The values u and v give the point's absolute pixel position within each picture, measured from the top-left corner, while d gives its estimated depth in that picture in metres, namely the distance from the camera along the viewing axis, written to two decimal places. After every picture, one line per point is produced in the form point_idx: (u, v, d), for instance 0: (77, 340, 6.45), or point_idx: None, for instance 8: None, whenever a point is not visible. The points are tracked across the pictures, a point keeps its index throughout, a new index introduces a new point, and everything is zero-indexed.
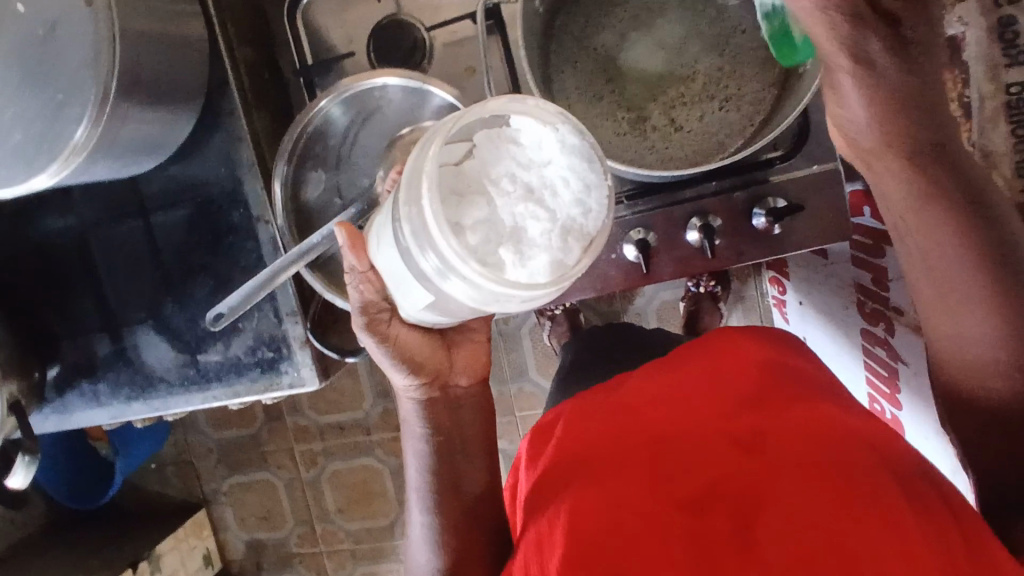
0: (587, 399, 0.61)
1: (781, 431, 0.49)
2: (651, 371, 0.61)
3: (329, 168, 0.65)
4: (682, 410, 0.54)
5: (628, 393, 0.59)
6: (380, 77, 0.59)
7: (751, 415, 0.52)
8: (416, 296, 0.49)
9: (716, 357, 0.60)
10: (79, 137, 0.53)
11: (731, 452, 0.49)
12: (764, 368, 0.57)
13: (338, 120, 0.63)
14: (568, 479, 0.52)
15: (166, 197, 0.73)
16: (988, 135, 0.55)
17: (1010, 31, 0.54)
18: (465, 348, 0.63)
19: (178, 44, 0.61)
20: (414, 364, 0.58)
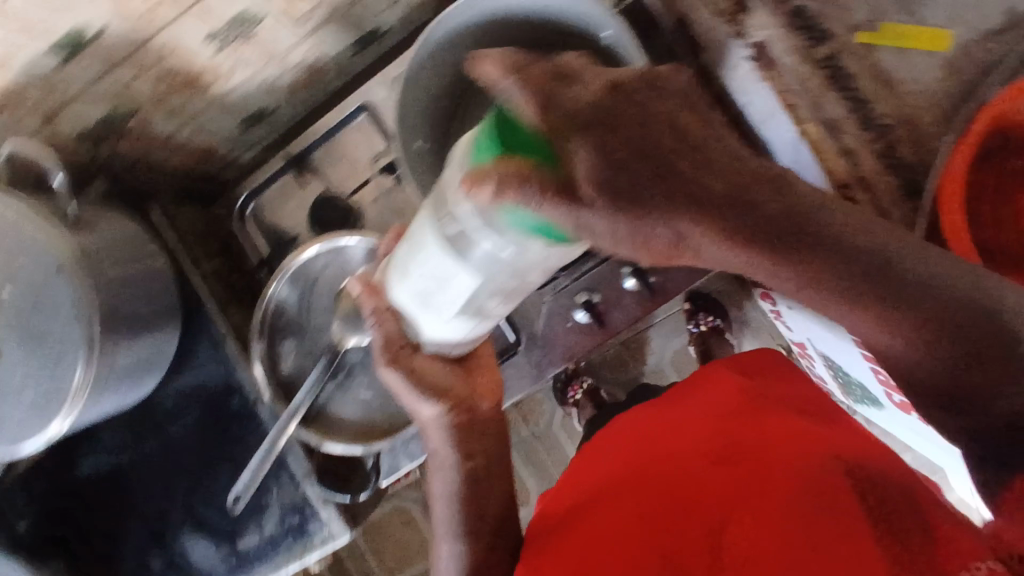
0: (607, 449, 0.71)
1: (748, 447, 0.58)
2: (659, 416, 0.71)
3: (296, 335, 0.73)
4: (677, 440, 0.64)
5: (639, 439, 0.68)
6: (302, 251, 0.68)
7: (727, 437, 0.61)
8: (445, 305, 0.52)
9: (711, 397, 0.70)
10: (79, 377, 0.64)
11: (706, 471, 0.57)
12: (744, 400, 0.67)
13: (291, 294, 0.71)
14: (575, 518, 0.61)
15: (175, 407, 0.82)
16: (823, 106, 0.62)
17: (803, 18, 0.62)
18: (483, 371, 0.65)
19: (146, 277, 0.73)
20: (440, 391, 0.60)
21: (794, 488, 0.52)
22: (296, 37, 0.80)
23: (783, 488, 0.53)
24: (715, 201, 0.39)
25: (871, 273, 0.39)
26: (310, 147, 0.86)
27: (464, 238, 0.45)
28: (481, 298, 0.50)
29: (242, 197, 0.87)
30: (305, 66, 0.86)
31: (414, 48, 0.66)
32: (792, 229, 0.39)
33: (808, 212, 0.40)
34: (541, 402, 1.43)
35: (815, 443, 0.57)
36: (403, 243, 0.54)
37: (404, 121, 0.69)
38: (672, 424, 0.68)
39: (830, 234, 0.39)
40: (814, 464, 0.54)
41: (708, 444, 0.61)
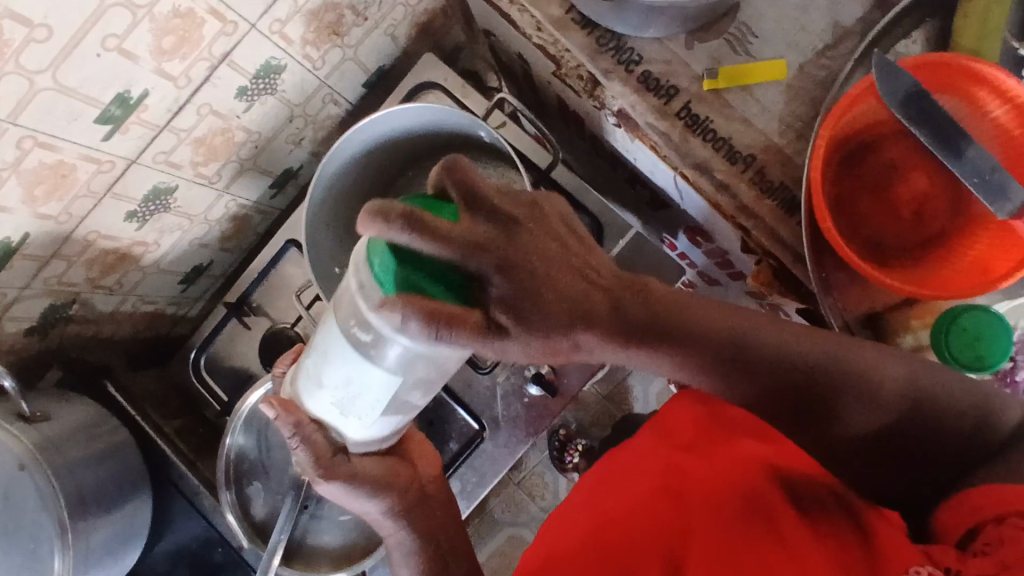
0: (569, 497, 0.66)
1: (707, 495, 0.57)
2: (613, 455, 0.66)
3: (262, 476, 0.74)
4: (635, 479, 0.60)
5: (598, 486, 0.63)
6: (244, 399, 0.70)
7: (687, 484, 0.58)
8: (368, 410, 0.54)
9: (660, 427, 0.65)
10: (58, 564, 0.66)
11: (673, 523, 0.55)
12: (697, 424, 0.63)
13: (250, 441, 0.73)
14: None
15: (163, 571, 0.82)
16: (690, 150, 0.67)
17: (651, 80, 0.67)
18: (416, 452, 0.66)
19: (109, 452, 0.76)
20: (385, 481, 0.60)
21: (765, 542, 0.52)
22: (213, 195, 0.86)
23: (749, 540, 0.52)
24: (620, 308, 0.49)
25: (730, 355, 0.53)
26: (248, 291, 0.90)
27: (382, 344, 0.49)
28: (405, 395, 0.54)
29: (193, 351, 0.91)
30: (229, 217, 0.92)
31: (313, 177, 0.68)
32: (670, 336, 0.51)
33: (662, 310, 0.51)
34: (542, 473, 1.43)
35: (764, 487, 0.57)
36: (312, 355, 0.56)
37: (320, 251, 0.72)
38: (627, 466, 0.62)
39: (701, 338, 0.52)
40: (776, 514, 0.54)
41: (668, 489, 0.58)
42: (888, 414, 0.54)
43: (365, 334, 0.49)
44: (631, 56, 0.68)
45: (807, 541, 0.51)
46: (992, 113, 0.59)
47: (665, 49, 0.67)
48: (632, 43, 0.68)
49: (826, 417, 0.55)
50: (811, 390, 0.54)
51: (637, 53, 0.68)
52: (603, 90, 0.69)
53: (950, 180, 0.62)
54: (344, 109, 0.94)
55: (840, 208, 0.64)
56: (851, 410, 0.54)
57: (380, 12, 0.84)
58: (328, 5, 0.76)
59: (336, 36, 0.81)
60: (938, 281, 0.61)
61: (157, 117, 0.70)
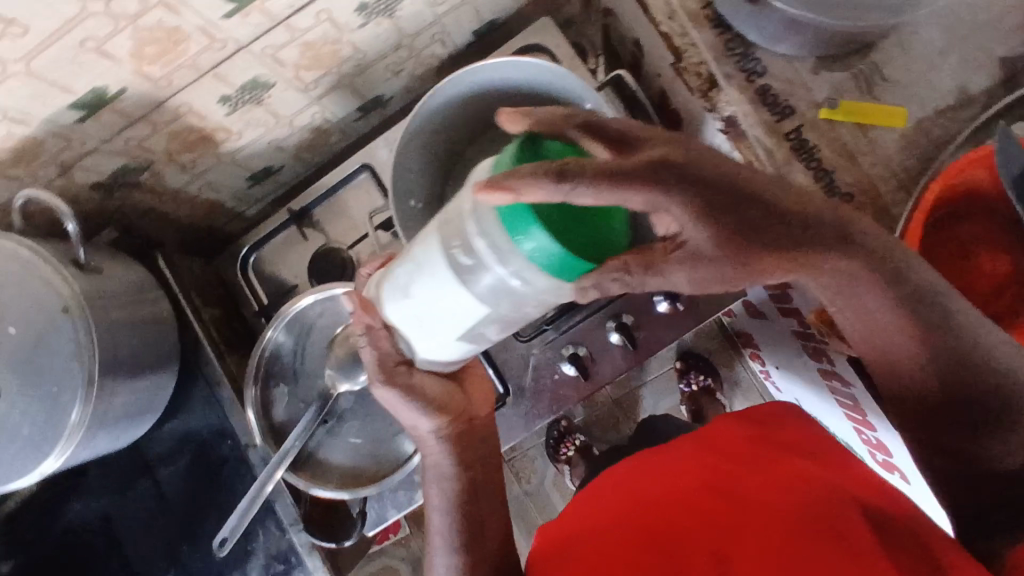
0: (625, 473, 0.67)
1: (762, 483, 0.57)
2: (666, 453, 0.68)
3: (289, 381, 0.75)
4: (679, 474, 0.63)
5: (650, 472, 0.65)
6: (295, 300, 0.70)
7: (738, 474, 0.59)
8: (446, 334, 0.52)
9: (708, 442, 0.67)
10: (76, 416, 0.67)
11: (723, 500, 0.56)
12: (752, 439, 0.66)
13: (287, 343, 0.74)
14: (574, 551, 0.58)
15: (167, 451, 0.84)
16: (790, 173, 0.66)
17: (770, 95, 0.67)
18: (470, 380, 0.67)
19: (149, 321, 0.77)
20: (439, 404, 0.61)
21: (808, 517, 0.52)
22: (304, 102, 0.86)
23: (799, 516, 0.52)
24: (824, 260, 0.47)
25: (931, 320, 0.47)
26: (313, 203, 0.91)
27: (482, 274, 0.45)
28: (480, 329, 0.52)
29: (245, 248, 0.91)
30: (312, 128, 0.92)
31: (417, 106, 0.71)
32: (816, 263, 0.48)
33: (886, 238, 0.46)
34: (535, 461, 1.43)
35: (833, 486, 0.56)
36: (405, 263, 0.53)
37: (402, 179, 0.73)
38: (684, 460, 0.64)
39: (848, 278, 0.49)
40: (820, 496, 0.54)
41: (715, 477, 0.59)
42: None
43: (468, 260, 0.45)
44: (756, 66, 0.67)
45: (860, 528, 0.51)
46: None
47: (791, 68, 0.67)
48: (760, 54, 0.67)
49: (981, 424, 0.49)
50: (971, 395, 0.48)
51: (762, 65, 0.67)
52: (718, 93, 0.68)
53: (1023, 268, 0.65)
54: (448, 53, 0.94)
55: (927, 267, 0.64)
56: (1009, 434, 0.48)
57: None
58: None
59: None
60: None
61: (279, 9, 0.70)
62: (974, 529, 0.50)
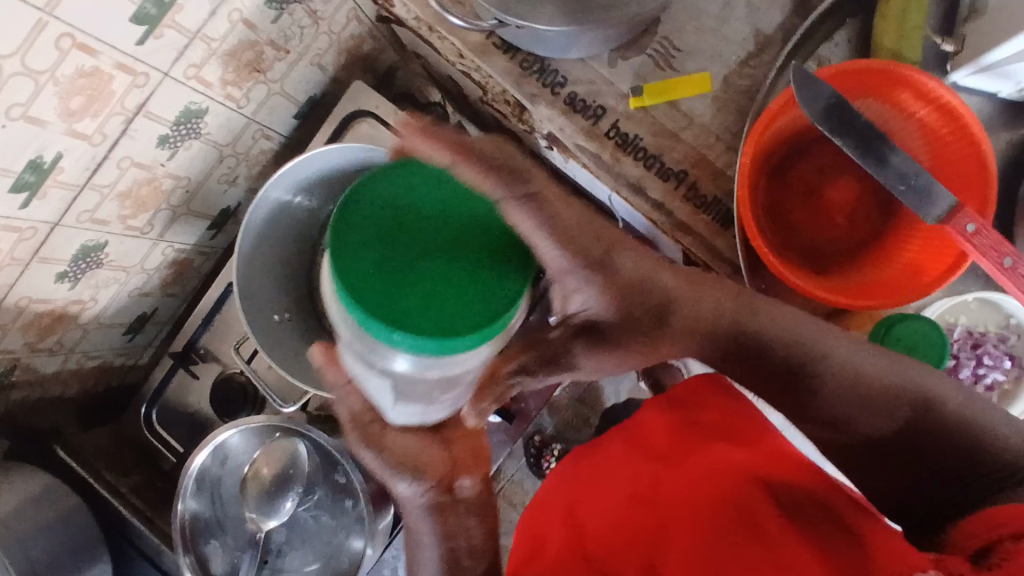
0: (565, 490, 0.65)
1: (688, 500, 0.57)
2: (599, 462, 0.66)
3: (218, 535, 0.70)
4: (622, 485, 0.62)
5: (587, 488, 0.63)
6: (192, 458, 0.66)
7: (665, 487, 0.59)
8: (408, 392, 0.51)
9: (639, 434, 0.66)
10: None
11: (662, 528, 0.56)
12: (673, 433, 0.63)
13: (201, 501, 0.69)
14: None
15: None
16: (623, 170, 0.66)
17: (579, 101, 0.66)
18: (460, 439, 0.55)
19: (62, 517, 0.74)
20: (416, 463, 0.52)
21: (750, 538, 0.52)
22: (147, 244, 0.83)
23: (726, 540, 0.53)
24: (698, 315, 0.53)
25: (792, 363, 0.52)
26: (194, 337, 0.88)
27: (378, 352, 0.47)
28: (420, 387, 0.51)
29: (143, 407, 0.89)
30: (169, 263, 0.90)
31: (247, 214, 0.66)
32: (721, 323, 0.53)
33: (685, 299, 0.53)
34: (521, 484, 1.42)
35: (745, 485, 0.56)
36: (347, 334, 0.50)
37: (260, 298, 0.71)
38: (608, 477, 0.64)
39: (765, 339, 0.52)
40: (746, 510, 0.55)
41: (639, 494, 0.60)
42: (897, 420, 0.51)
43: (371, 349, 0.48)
44: (556, 78, 0.67)
45: (794, 541, 0.51)
46: (914, 114, 0.58)
47: (588, 68, 0.66)
48: (556, 65, 0.67)
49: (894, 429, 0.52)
50: (868, 394, 0.51)
51: (561, 75, 0.67)
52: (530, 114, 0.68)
53: (876, 185, 0.63)
54: (277, 143, 0.92)
55: (777, 219, 0.63)
56: (921, 433, 0.51)
57: (302, 44, 0.81)
58: (245, 43, 0.74)
59: (258, 73, 0.79)
60: (882, 287, 0.59)
61: (75, 176, 0.67)
62: (902, 510, 0.55)
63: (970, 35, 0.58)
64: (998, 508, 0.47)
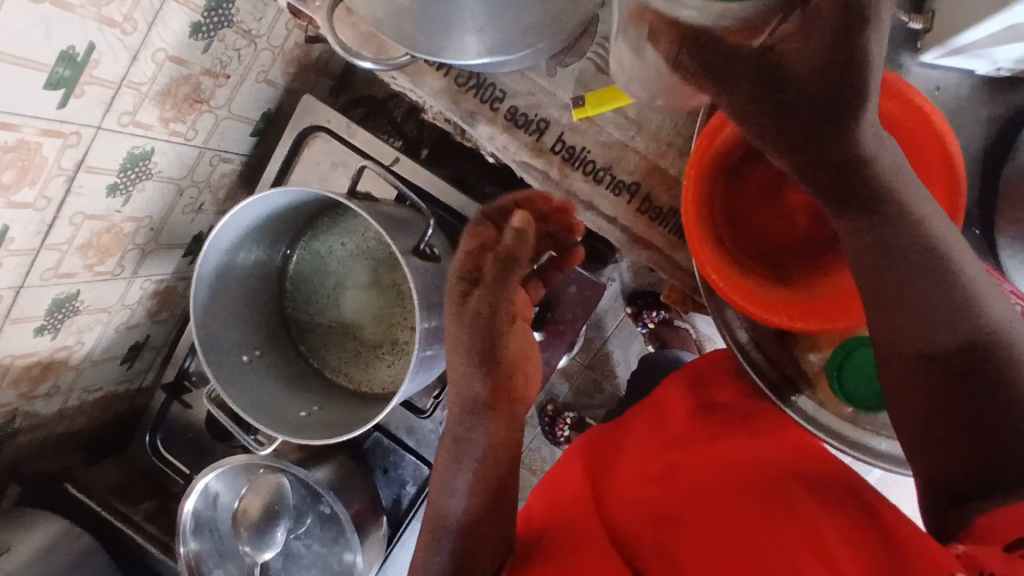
0: (580, 453, 0.65)
1: (707, 471, 0.57)
2: (616, 439, 0.67)
3: (224, 570, 0.74)
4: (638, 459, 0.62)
5: (608, 460, 0.64)
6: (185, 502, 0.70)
7: (683, 458, 0.58)
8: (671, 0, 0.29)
9: (661, 411, 0.66)
10: None
11: (685, 500, 0.54)
12: (695, 415, 0.63)
13: (202, 543, 0.73)
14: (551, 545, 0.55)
15: None
16: (573, 184, 0.63)
17: (519, 115, 0.63)
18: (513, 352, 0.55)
19: (78, 556, 0.78)
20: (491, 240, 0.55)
21: (774, 514, 0.51)
22: (123, 284, 0.84)
23: (747, 515, 0.51)
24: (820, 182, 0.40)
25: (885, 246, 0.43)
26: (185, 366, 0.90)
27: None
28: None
29: (147, 435, 0.92)
30: (151, 295, 0.91)
31: (195, 266, 0.65)
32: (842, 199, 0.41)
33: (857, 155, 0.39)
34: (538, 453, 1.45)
35: (772, 468, 0.55)
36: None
37: (231, 340, 0.72)
38: (630, 450, 0.64)
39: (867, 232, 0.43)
40: (775, 489, 0.53)
41: (655, 466, 0.59)
42: (944, 342, 0.43)
43: None
44: (494, 92, 0.64)
45: (821, 520, 0.50)
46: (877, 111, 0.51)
47: (527, 79, 0.63)
48: (493, 79, 0.63)
49: (951, 331, 0.43)
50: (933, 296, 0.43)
51: (499, 89, 0.63)
52: (474, 132, 0.65)
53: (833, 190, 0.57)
54: (239, 163, 0.90)
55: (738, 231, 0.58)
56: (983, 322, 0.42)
57: (242, 66, 0.78)
58: (180, 79, 0.71)
59: (201, 103, 0.76)
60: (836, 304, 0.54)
61: (29, 242, 0.67)
62: (944, 501, 0.44)
63: (939, 13, 0.53)
64: (999, 508, 0.40)
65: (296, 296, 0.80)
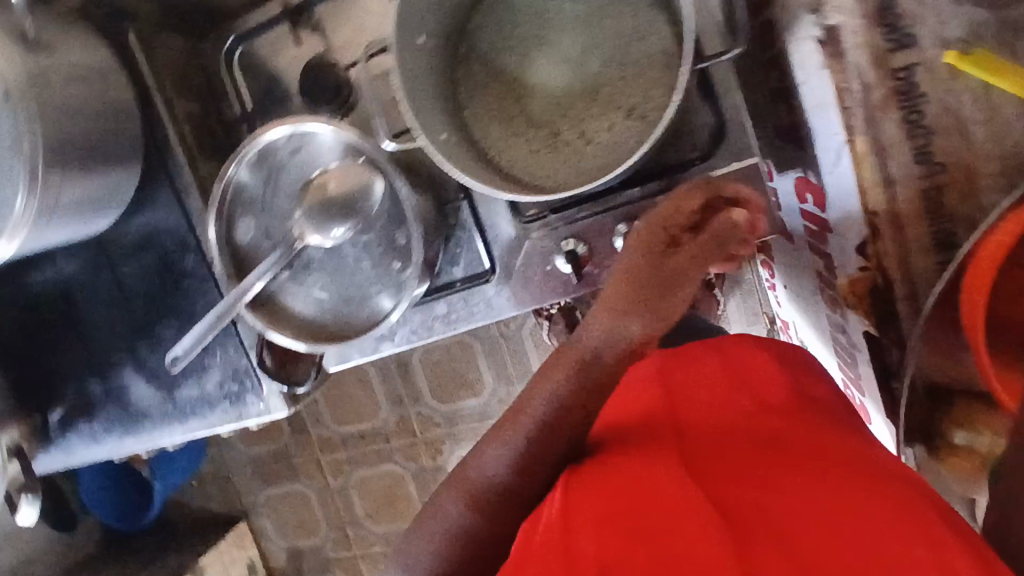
0: (633, 398, 0.58)
1: (798, 452, 0.48)
2: (686, 378, 0.59)
3: (254, 215, 0.68)
4: (719, 444, 0.50)
5: (687, 409, 0.55)
6: (268, 132, 0.63)
7: (783, 450, 0.48)
8: None
9: (739, 369, 0.60)
10: (20, 205, 0.59)
11: (765, 488, 0.44)
12: (791, 409, 0.55)
13: (252, 177, 0.67)
14: (600, 511, 0.45)
15: (130, 249, 0.79)
16: None
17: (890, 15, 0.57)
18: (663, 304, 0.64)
19: (112, 111, 0.67)
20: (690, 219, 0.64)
21: (875, 522, 0.41)
22: None
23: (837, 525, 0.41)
24: None
25: None
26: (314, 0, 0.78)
27: None
28: None
29: (230, 39, 0.80)
30: None
31: None
32: None
33: None
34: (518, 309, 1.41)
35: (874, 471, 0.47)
36: None
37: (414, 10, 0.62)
38: (696, 386, 0.58)
39: None
40: (884, 501, 0.43)
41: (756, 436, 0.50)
42: None
43: None
44: None
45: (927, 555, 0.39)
46: None
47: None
48: None
49: None
50: None
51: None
52: None
53: None
54: None
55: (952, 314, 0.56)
56: None
57: None
58: None
59: None
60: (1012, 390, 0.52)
61: None
62: None
63: None
64: None
65: (491, 22, 0.70)
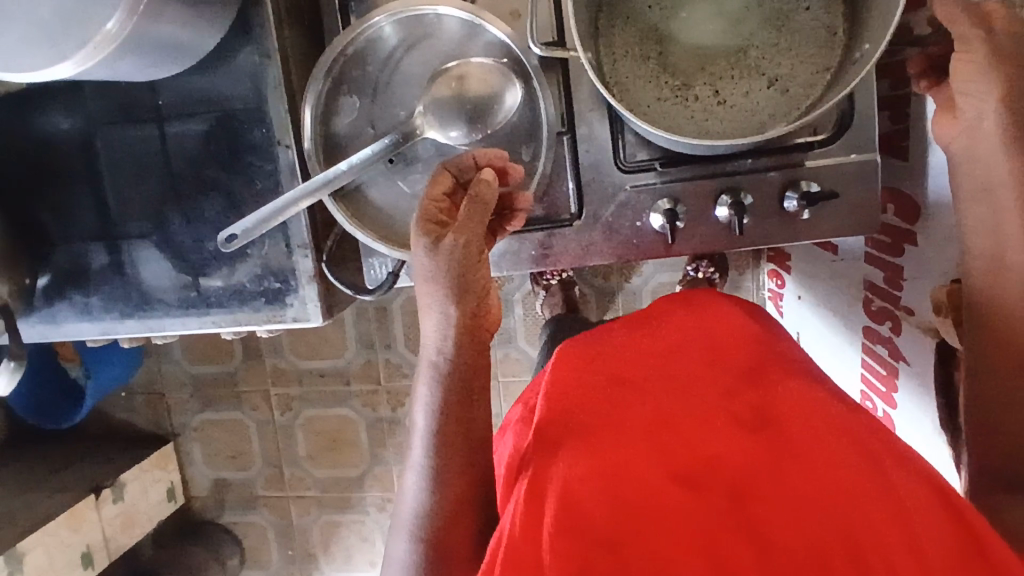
0: (575, 360, 0.58)
1: (789, 420, 0.48)
2: (657, 352, 0.57)
3: (364, 95, 0.62)
4: (694, 423, 0.49)
5: (608, 356, 0.58)
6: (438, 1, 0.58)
7: (732, 399, 0.51)
8: None
9: (711, 353, 0.57)
10: (114, 25, 0.51)
11: (722, 428, 0.48)
12: (754, 370, 0.55)
13: (382, 47, 0.61)
14: (578, 425, 0.51)
15: (185, 108, 0.69)
16: None
17: None
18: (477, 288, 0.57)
19: None
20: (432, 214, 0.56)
21: (802, 476, 0.43)
22: None
23: (789, 471, 0.44)
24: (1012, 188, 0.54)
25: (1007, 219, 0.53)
26: None
27: None
28: None
29: None
30: None
31: None
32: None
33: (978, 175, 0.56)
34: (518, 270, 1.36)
35: (837, 409, 0.49)
36: None
37: None
38: (655, 351, 0.58)
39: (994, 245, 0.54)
40: (837, 421, 0.48)
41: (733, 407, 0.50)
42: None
43: None
44: None
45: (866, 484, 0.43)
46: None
47: None
48: None
49: None
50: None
51: None
52: None
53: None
54: None
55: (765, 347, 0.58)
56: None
57: None
58: None
59: None
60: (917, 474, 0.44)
61: None
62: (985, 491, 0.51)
63: None
64: None
65: None
